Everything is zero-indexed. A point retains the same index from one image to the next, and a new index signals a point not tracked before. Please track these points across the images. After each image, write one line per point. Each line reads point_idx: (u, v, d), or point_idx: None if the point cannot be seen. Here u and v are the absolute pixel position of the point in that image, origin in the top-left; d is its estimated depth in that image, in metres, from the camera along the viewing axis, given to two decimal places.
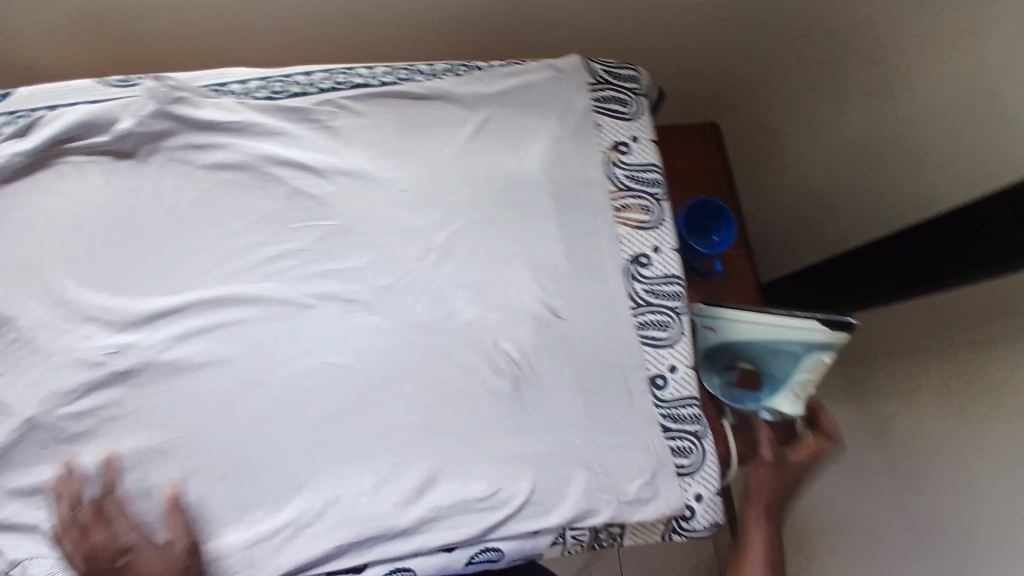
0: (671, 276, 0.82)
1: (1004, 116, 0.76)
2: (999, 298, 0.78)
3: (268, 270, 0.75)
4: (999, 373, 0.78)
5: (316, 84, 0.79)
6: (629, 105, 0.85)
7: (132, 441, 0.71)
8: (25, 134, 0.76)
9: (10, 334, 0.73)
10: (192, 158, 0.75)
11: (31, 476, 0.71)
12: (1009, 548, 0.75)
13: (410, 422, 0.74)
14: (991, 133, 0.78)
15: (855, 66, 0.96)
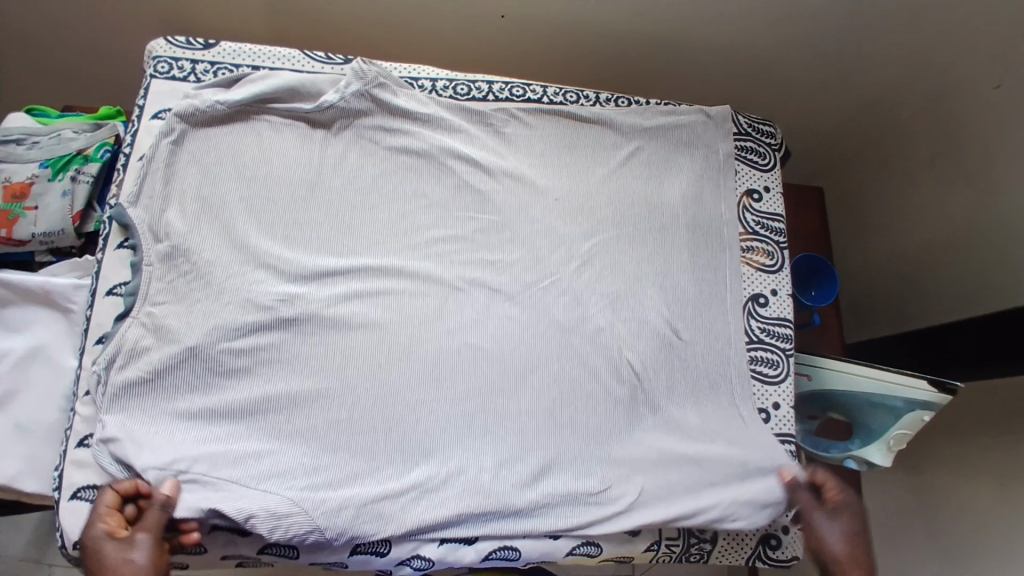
0: (785, 319, 0.88)
1: None
2: None
3: (430, 251, 0.82)
4: None
5: (495, 93, 0.89)
6: (766, 157, 0.94)
7: (279, 386, 0.75)
8: (229, 85, 0.82)
9: (184, 265, 0.76)
10: (379, 139, 0.84)
11: (176, 402, 0.73)
12: None
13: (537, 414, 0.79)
14: None
15: (955, 159, 1.05)
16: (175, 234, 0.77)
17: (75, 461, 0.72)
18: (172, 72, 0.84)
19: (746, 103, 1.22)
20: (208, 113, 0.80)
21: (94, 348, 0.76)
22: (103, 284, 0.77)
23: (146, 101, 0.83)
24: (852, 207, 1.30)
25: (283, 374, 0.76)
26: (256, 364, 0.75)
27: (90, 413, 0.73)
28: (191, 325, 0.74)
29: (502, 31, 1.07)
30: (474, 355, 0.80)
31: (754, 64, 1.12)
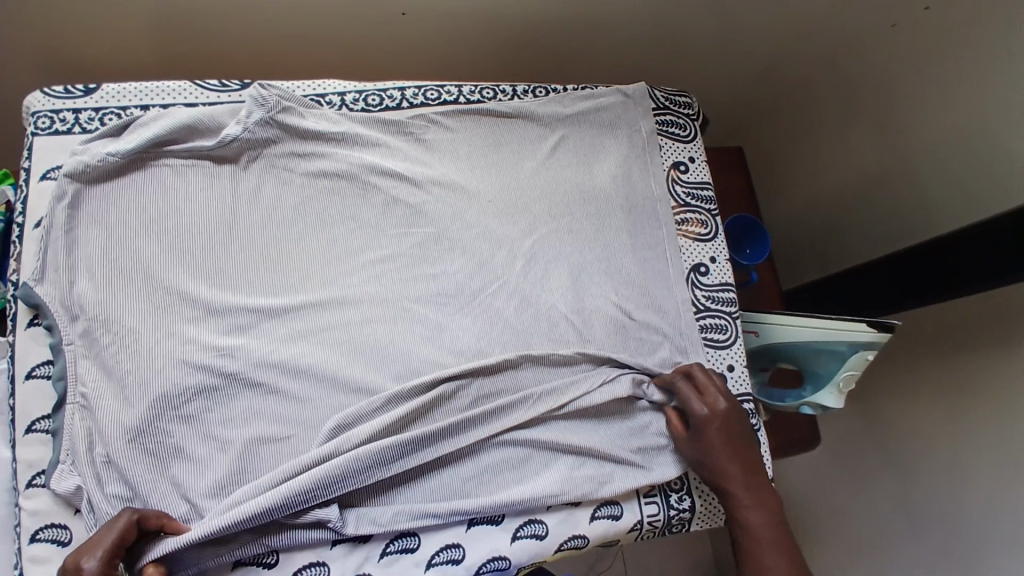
0: (726, 284, 0.92)
1: (993, 159, 0.89)
2: (988, 310, 0.93)
3: (372, 272, 0.79)
4: (989, 373, 0.92)
5: (409, 99, 0.87)
6: (686, 128, 0.97)
7: (227, 444, 0.70)
8: (119, 133, 0.76)
9: (104, 337, 0.70)
10: (295, 165, 0.80)
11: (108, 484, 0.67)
12: (987, 524, 0.90)
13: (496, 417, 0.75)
14: (981, 173, 0.91)
15: (856, 102, 1.11)
16: (89, 306, 0.71)
17: (28, 561, 0.67)
18: (54, 126, 0.77)
19: (661, 70, 1.23)
20: (102, 166, 0.73)
21: (24, 439, 0.70)
22: (20, 368, 0.72)
23: (31, 160, 0.76)
24: (774, 158, 1.35)
25: (227, 429, 0.70)
26: (191, 439, 0.69)
27: (35, 508, 0.68)
28: (131, 402, 0.69)
29: (407, 34, 1.04)
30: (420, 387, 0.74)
31: (663, 32, 1.12)
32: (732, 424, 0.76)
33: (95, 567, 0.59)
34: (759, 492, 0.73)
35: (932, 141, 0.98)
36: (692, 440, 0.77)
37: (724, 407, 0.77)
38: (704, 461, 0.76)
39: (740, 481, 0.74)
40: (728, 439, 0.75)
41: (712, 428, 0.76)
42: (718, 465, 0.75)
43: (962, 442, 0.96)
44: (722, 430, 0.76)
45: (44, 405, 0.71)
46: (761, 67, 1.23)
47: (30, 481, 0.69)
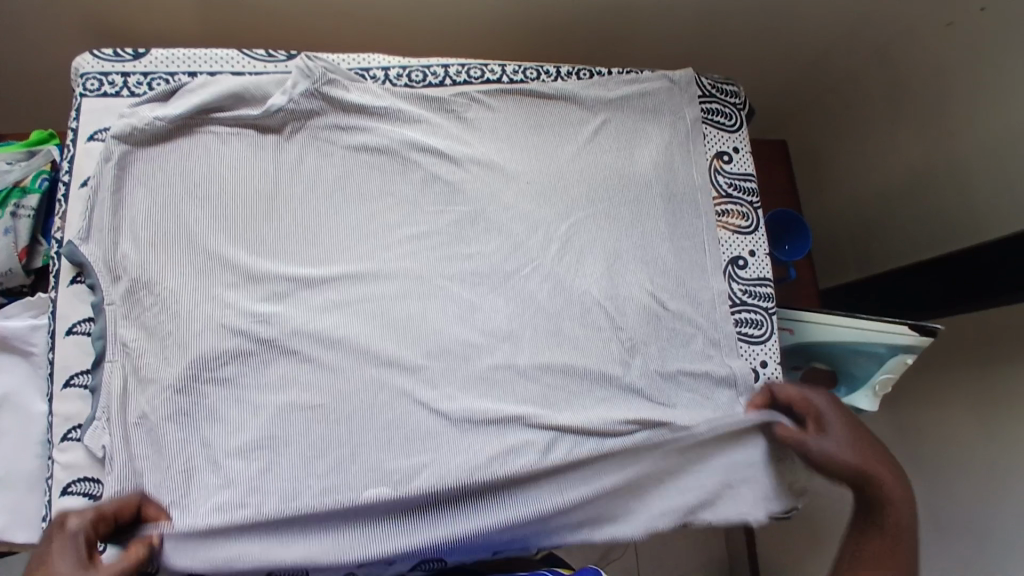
0: (764, 279, 0.90)
1: None
2: None
3: (410, 247, 0.80)
4: None
5: (452, 76, 0.86)
6: (732, 118, 0.95)
7: (262, 409, 0.71)
8: (167, 98, 0.77)
9: (146, 299, 0.72)
10: (337, 138, 0.80)
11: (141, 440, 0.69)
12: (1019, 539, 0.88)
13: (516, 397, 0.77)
14: None
15: (909, 100, 1.07)
16: (131, 268, 0.72)
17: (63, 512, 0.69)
18: (104, 87, 0.78)
19: (706, 57, 1.20)
20: (149, 130, 0.74)
21: (64, 393, 0.72)
22: (62, 324, 0.74)
23: (79, 121, 0.77)
24: (817, 154, 1.32)
25: (260, 395, 0.72)
26: (226, 402, 0.71)
27: (70, 460, 0.70)
28: (169, 361, 0.70)
29: (451, 11, 1.03)
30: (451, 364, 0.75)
31: (712, 17, 1.08)
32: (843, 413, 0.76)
33: (87, 521, 0.61)
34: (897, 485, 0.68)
35: (986, 144, 0.94)
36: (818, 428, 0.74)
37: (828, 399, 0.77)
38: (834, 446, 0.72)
39: (891, 478, 0.69)
40: (848, 426, 0.73)
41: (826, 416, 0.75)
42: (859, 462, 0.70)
43: (996, 457, 0.93)
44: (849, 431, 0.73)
45: (84, 360, 0.73)
46: (811, 58, 1.19)
47: (66, 435, 0.71)
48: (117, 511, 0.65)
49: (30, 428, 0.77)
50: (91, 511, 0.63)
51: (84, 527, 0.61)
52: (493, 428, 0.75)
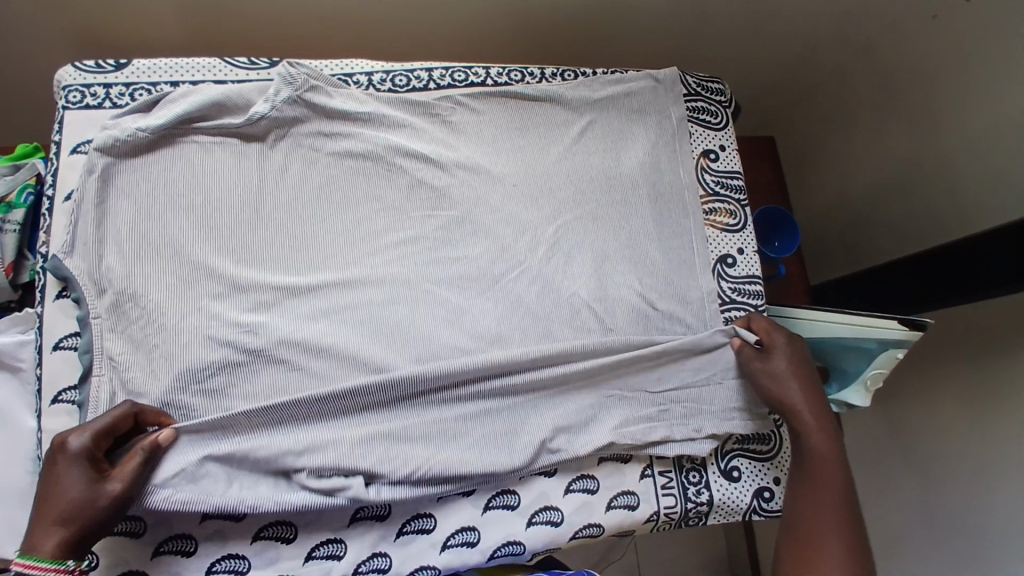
0: (753, 276, 0.90)
1: None
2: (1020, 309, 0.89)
3: (397, 252, 0.79)
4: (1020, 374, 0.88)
5: (436, 80, 0.86)
6: (718, 116, 0.95)
7: None
8: (149, 108, 0.77)
9: (132, 311, 0.71)
10: (321, 145, 0.79)
11: None
12: (1012, 529, 0.87)
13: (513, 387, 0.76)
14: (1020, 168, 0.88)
15: (896, 93, 1.07)
16: (117, 280, 0.72)
17: None
18: (86, 100, 0.78)
19: (692, 55, 1.19)
20: (132, 141, 0.74)
21: (52, 408, 0.72)
22: (48, 338, 0.73)
23: (62, 134, 0.77)
24: (805, 149, 1.32)
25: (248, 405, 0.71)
26: (214, 413, 0.70)
27: None
28: (156, 373, 0.70)
29: (434, 16, 1.02)
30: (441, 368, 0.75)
31: (698, 15, 1.08)
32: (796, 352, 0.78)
33: (85, 445, 0.60)
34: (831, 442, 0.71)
35: (973, 136, 0.94)
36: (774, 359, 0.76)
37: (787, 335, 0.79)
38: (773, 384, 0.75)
39: (818, 430, 0.72)
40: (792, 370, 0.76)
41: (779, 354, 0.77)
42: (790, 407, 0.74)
43: (989, 450, 0.93)
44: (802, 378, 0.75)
45: (71, 375, 0.73)
46: (798, 54, 1.19)
47: None
48: (116, 422, 0.63)
49: (20, 444, 0.77)
50: (87, 426, 0.61)
51: (88, 449, 0.60)
52: (489, 425, 0.75)
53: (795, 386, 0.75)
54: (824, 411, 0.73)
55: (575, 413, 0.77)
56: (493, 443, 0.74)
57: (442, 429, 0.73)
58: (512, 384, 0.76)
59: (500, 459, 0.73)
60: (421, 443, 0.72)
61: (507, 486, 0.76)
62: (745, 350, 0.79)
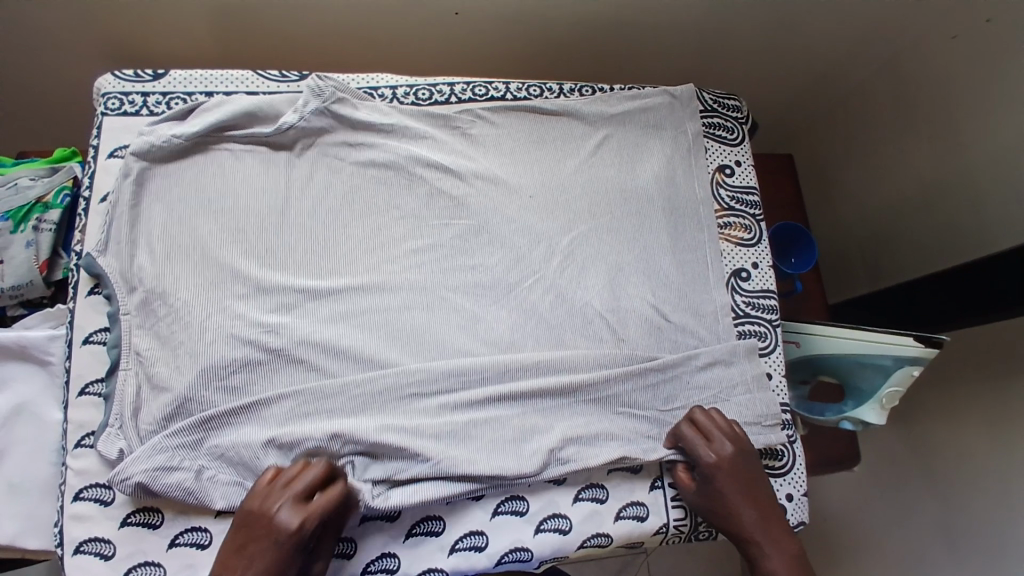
0: (768, 291, 0.90)
1: None
2: None
3: (416, 259, 0.81)
4: None
5: (457, 94, 0.89)
6: (733, 132, 0.96)
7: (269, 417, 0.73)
8: (184, 117, 0.80)
9: (160, 309, 0.74)
10: (345, 154, 0.82)
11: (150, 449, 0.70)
12: None
13: (527, 395, 0.77)
14: None
15: (915, 113, 1.08)
16: (147, 279, 0.75)
17: (72, 517, 0.70)
18: (124, 107, 0.82)
19: (710, 74, 1.21)
20: (167, 147, 0.78)
21: (79, 400, 0.75)
22: (78, 333, 0.76)
23: (100, 139, 0.81)
24: (824, 168, 1.32)
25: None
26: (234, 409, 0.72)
27: (82, 466, 0.72)
28: (181, 369, 0.72)
29: (457, 34, 1.06)
30: (459, 374, 0.76)
31: (715, 36, 1.10)
32: (742, 467, 0.75)
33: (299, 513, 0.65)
34: (772, 526, 0.73)
35: (993, 156, 0.94)
36: (704, 488, 0.75)
37: (731, 449, 0.75)
38: (720, 502, 0.74)
39: (770, 540, 0.72)
40: (742, 483, 0.74)
41: (730, 455, 0.75)
42: (739, 518, 0.73)
43: (1010, 472, 0.91)
44: (742, 459, 0.75)
45: (98, 368, 0.76)
46: (816, 73, 1.20)
47: (79, 441, 0.73)
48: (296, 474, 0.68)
49: (46, 435, 0.79)
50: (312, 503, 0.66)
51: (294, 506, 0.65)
52: (501, 431, 0.75)
53: (745, 498, 0.73)
54: (778, 520, 0.73)
55: (589, 425, 0.78)
56: (503, 449, 0.74)
57: (454, 431, 0.74)
58: (527, 391, 0.77)
59: (511, 466, 0.73)
60: (431, 441, 0.73)
61: (518, 493, 0.76)
62: (685, 428, 0.77)
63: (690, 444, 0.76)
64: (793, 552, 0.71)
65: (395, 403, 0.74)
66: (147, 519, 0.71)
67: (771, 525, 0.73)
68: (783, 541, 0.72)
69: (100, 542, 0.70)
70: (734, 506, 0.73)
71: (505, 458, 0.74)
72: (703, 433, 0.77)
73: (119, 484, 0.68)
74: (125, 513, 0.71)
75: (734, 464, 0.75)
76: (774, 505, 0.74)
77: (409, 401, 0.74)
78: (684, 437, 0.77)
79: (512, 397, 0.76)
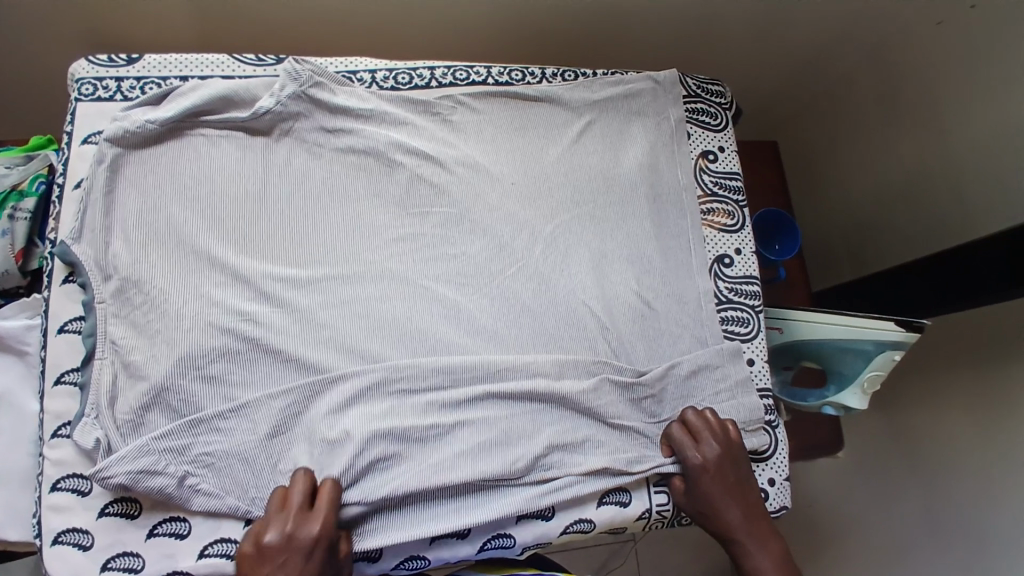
0: (750, 276, 0.90)
1: None
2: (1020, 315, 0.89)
3: (397, 248, 0.81)
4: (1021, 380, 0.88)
5: (438, 79, 0.88)
6: (717, 117, 0.95)
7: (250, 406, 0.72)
8: (158, 102, 0.79)
9: (137, 297, 0.73)
10: (324, 141, 0.81)
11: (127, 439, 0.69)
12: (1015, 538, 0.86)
13: (514, 392, 0.76)
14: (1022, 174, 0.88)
15: (901, 99, 1.07)
16: (122, 267, 0.73)
17: (50, 508, 0.70)
18: (98, 93, 0.80)
19: (695, 60, 1.21)
20: (141, 133, 0.76)
21: (54, 390, 0.73)
22: (54, 322, 0.75)
23: (74, 125, 0.79)
24: (810, 156, 1.32)
25: (247, 392, 0.73)
26: (212, 399, 0.72)
27: (59, 456, 0.71)
28: (158, 358, 0.71)
29: (439, 19, 1.04)
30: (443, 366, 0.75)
31: (700, 21, 1.09)
32: (729, 470, 0.76)
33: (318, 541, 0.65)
34: (755, 525, 0.75)
35: (976, 143, 0.94)
36: (688, 490, 0.76)
37: (719, 452, 0.76)
38: (706, 505, 0.75)
39: (753, 541, 0.74)
40: (727, 487, 0.75)
41: (717, 457, 0.75)
42: (723, 519, 0.74)
43: (993, 455, 0.92)
44: (728, 461, 0.76)
45: (74, 358, 0.75)
46: (802, 60, 1.20)
47: (55, 431, 0.72)
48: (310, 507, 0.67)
49: (23, 425, 0.78)
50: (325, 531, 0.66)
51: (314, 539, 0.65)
52: (485, 432, 0.74)
53: (730, 500, 0.75)
54: (761, 521, 0.75)
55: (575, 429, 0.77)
56: (487, 450, 0.73)
57: (437, 432, 0.73)
58: (511, 384, 0.76)
59: (495, 463, 0.73)
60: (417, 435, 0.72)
61: None
62: (674, 431, 0.78)
63: (679, 447, 0.77)
64: (774, 551, 0.74)
65: (379, 394, 0.74)
66: (126, 509, 0.70)
67: (754, 526, 0.75)
68: (766, 541, 0.74)
69: (80, 533, 0.69)
70: (718, 508, 0.75)
71: (491, 450, 0.73)
72: (693, 434, 0.77)
73: (99, 482, 0.67)
74: (103, 503, 0.70)
75: (721, 467, 0.75)
76: (759, 506, 0.76)
77: (392, 392, 0.74)
78: (674, 438, 0.78)
79: (493, 400, 0.76)
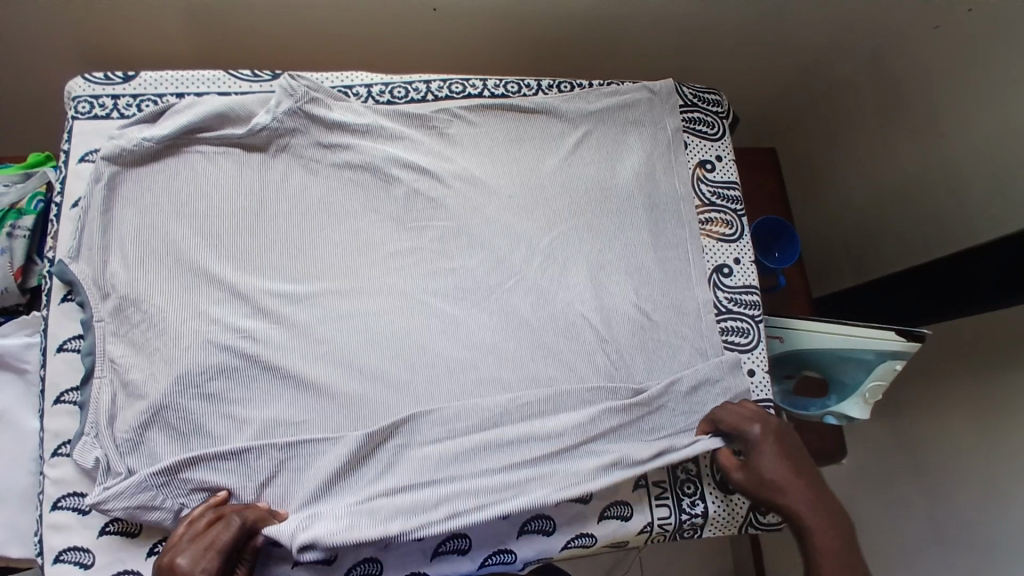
0: (749, 286, 0.90)
1: None
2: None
3: (394, 262, 0.81)
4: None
5: (434, 92, 0.88)
6: (714, 126, 0.95)
7: (250, 423, 0.72)
8: (155, 118, 0.79)
9: (134, 315, 0.73)
10: (321, 156, 0.81)
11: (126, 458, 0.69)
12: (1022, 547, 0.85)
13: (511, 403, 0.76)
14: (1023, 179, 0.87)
15: (899, 104, 1.07)
16: (120, 285, 0.73)
17: (50, 527, 0.70)
18: (94, 111, 0.81)
19: (693, 67, 1.20)
20: (138, 151, 0.76)
21: (53, 409, 0.74)
22: (53, 341, 0.75)
23: (71, 143, 0.80)
24: (809, 162, 1.32)
25: (246, 409, 0.72)
26: (211, 417, 0.72)
27: (59, 475, 0.71)
28: (156, 376, 0.71)
29: (435, 30, 1.04)
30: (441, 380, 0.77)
31: (697, 29, 1.09)
32: (791, 439, 0.74)
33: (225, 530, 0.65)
34: (825, 498, 0.68)
35: (975, 148, 0.94)
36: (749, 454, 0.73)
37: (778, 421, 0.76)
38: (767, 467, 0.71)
39: (820, 510, 0.67)
40: (791, 452, 0.72)
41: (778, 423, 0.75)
42: (785, 480, 0.69)
43: (997, 463, 0.91)
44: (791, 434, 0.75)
45: (73, 377, 0.75)
46: (799, 66, 1.20)
47: (55, 450, 0.72)
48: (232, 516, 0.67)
49: (24, 443, 0.79)
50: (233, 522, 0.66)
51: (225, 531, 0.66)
52: (483, 462, 0.74)
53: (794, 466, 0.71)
54: (830, 497, 0.69)
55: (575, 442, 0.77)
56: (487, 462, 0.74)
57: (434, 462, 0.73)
58: (510, 397, 0.77)
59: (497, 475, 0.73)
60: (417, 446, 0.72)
61: None
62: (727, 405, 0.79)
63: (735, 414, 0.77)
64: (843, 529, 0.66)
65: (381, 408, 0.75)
66: (126, 528, 0.70)
67: (821, 498, 0.68)
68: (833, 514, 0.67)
69: (80, 552, 0.69)
70: (781, 470, 0.70)
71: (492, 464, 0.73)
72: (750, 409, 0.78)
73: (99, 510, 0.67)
74: (103, 522, 0.70)
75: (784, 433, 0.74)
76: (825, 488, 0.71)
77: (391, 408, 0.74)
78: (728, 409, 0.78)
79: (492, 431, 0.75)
